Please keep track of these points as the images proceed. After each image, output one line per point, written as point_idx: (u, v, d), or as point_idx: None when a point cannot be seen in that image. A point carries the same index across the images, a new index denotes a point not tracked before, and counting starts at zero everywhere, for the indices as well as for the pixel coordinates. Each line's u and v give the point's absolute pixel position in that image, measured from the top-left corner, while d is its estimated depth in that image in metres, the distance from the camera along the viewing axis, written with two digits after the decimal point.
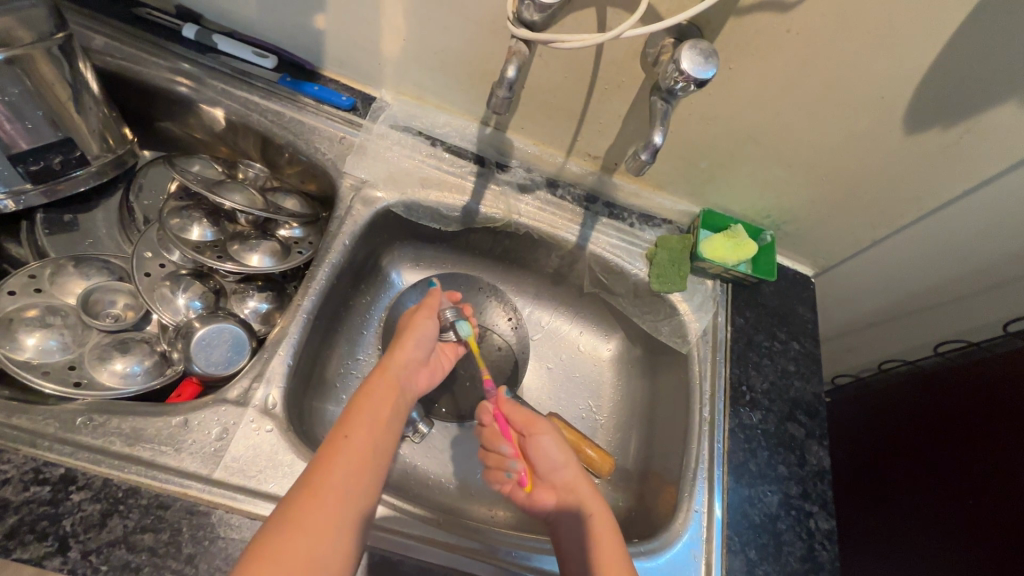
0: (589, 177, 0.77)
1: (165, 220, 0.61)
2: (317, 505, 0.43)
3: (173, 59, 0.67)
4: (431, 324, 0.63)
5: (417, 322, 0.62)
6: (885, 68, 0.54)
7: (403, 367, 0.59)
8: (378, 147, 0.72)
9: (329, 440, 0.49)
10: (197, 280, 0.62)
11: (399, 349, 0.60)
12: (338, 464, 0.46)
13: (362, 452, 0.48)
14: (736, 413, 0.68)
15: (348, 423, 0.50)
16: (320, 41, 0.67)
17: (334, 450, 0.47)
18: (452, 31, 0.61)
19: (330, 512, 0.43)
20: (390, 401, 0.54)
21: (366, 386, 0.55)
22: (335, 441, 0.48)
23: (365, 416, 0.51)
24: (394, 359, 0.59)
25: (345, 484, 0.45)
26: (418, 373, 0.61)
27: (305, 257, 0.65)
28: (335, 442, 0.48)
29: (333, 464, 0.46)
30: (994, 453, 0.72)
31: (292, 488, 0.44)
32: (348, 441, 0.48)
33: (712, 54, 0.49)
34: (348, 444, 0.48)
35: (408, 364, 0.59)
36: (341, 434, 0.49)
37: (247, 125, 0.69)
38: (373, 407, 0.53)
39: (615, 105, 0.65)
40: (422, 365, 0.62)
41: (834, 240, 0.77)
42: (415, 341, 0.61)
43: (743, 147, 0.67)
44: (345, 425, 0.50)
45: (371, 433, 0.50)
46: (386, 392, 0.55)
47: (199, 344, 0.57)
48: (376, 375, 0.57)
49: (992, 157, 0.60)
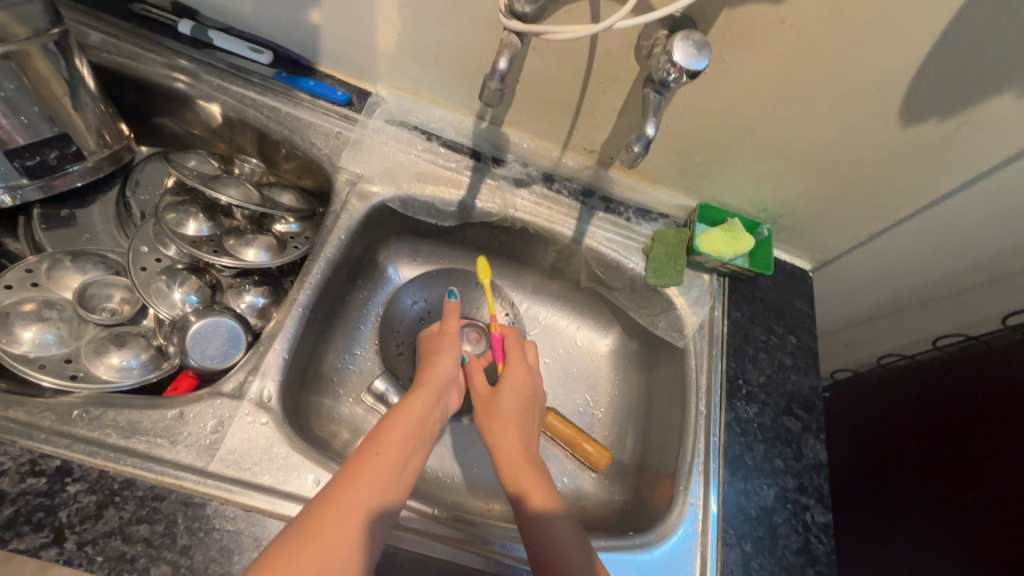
0: (585, 171, 0.77)
1: (161, 215, 0.61)
2: (337, 521, 0.42)
3: (170, 55, 0.68)
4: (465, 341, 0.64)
5: (455, 339, 0.63)
6: (881, 59, 0.54)
7: (443, 381, 0.59)
8: (374, 142, 0.72)
9: (359, 453, 0.48)
10: (193, 274, 0.62)
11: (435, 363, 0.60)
12: (366, 481, 0.46)
13: (390, 468, 0.47)
14: (732, 407, 0.68)
15: (380, 440, 0.49)
16: (316, 36, 0.68)
17: (361, 466, 0.47)
18: (447, 25, 0.61)
19: (348, 529, 0.42)
20: (424, 417, 0.54)
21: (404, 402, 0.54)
22: (365, 456, 0.48)
23: (399, 432, 0.51)
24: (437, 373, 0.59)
25: (369, 503, 0.45)
26: (453, 389, 0.61)
27: (301, 252, 0.65)
28: (365, 457, 0.47)
29: (359, 481, 0.45)
30: (991, 446, 0.72)
31: (315, 499, 0.44)
32: (377, 457, 0.48)
33: (705, 46, 0.49)
34: (377, 461, 0.47)
35: (444, 378, 0.59)
36: (372, 450, 0.48)
37: (244, 121, 0.69)
38: (410, 424, 0.52)
39: (610, 99, 0.65)
40: (455, 382, 0.62)
41: (831, 234, 0.77)
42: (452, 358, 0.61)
43: (739, 140, 0.66)
44: (377, 442, 0.49)
45: (402, 451, 0.49)
46: (421, 406, 0.54)
47: (195, 338, 0.57)
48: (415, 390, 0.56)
49: (989, 149, 0.60)
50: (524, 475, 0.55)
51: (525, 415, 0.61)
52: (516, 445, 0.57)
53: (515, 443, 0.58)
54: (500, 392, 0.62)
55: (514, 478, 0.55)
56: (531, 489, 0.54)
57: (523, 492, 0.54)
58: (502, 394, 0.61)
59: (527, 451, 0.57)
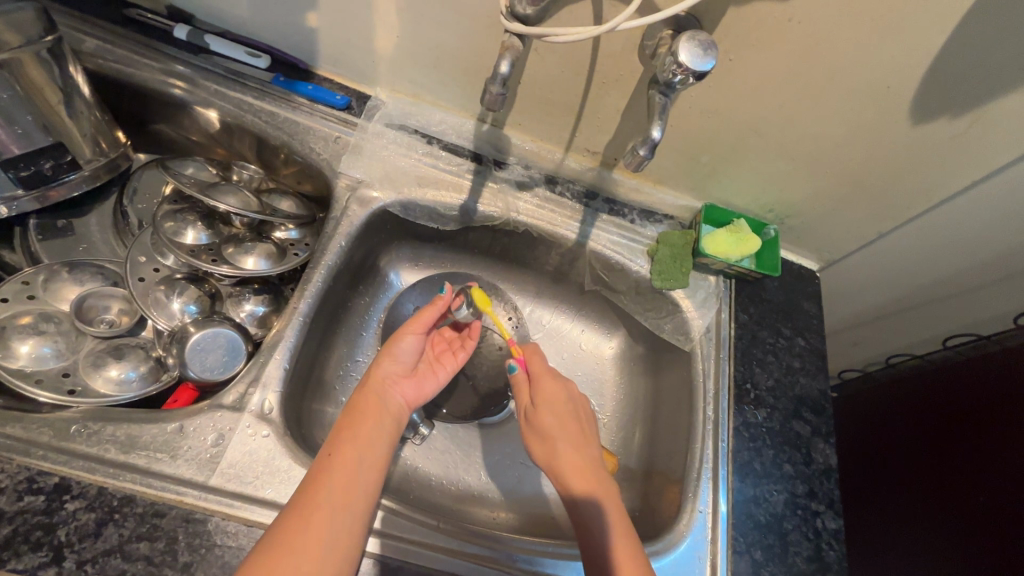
0: (588, 173, 0.75)
1: (159, 224, 0.61)
2: (304, 522, 0.43)
3: (166, 61, 0.67)
4: (414, 337, 0.61)
5: (399, 335, 0.61)
6: (892, 57, 0.53)
7: (385, 379, 0.58)
8: (374, 146, 0.70)
9: (317, 459, 0.48)
10: (192, 284, 0.61)
11: (381, 364, 0.59)
12: (324, 481, 0.46)
13: (351, 465, 0.48)
14: (740, 411, 0.67)
15: (333, 441, 0.49)
16: (314, 39, 0.67)
17: (321, 469, 0.47)
18: (447, 27, 0.60)
19: (317, 530, 0.43)
20: (374, 415, 0.53)
21: (352, 404, 0.54)
22: (321, 460, 0.48)
23: (353, 432, 0.50)
24: (376, 374, 0.58)
25: (332, 499, 0.45)
26: (404, 384, 0.59)
27: (302, 259, 0.65)
28: (321, 461, 0.48)
29: (321, 483, 0.46)
30: (1005, 450, 0.71)
31: (283, 511, 0.44)
32: (333, 459, 0.48)
33: (712, 46, 0.47)
34: (334, 461, 0.47)
35: (387, 378, 0.58)
36: (326, 453, 0.48)
37: (241, 126, 0.68)
38: (358, 422, 0.52)
39: (614, 100, 0.63)
40: (408, 379, 0.60)
41: (840, 234, 0.76)
42: (393, 354, 0.60)
43: (745, 140, 0.65)
44: (331, 444, 0.49)
45: (355, 448, 0.49)
46: (369, 405, 0.54)
47: (194, 348, 0.56)
48: (358, 392, 0.55)
49: (1002, 147, 0.58)
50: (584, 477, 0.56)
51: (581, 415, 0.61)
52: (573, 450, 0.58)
53: (573, 449, 0.58)
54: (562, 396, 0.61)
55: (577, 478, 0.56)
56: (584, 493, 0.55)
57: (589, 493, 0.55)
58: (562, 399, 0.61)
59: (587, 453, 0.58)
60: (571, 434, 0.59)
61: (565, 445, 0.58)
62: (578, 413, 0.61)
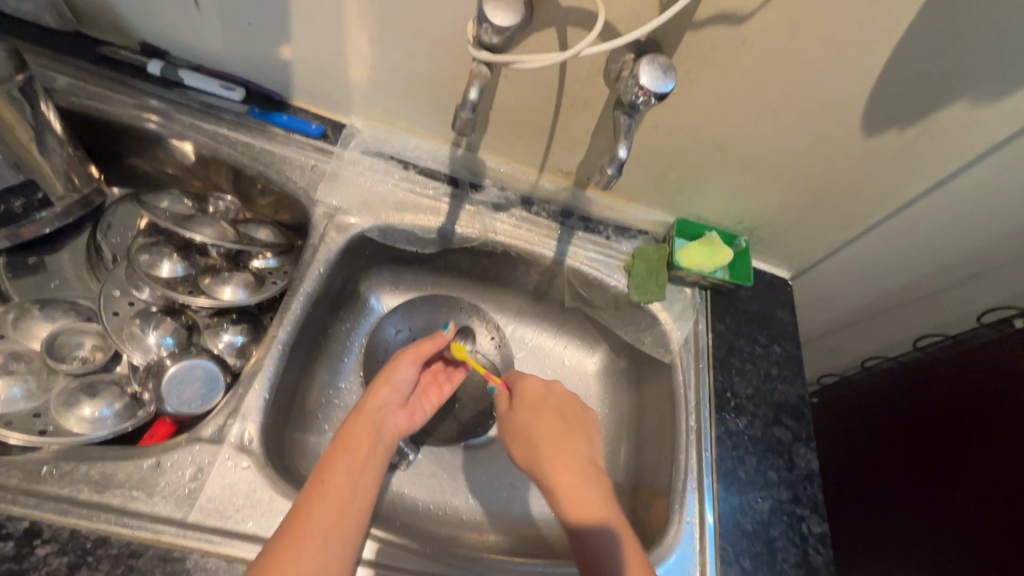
0: (562, 193, 0.77)
1: (134, 257, 0.60)
2: (294, 550, 0.43)
3: (140, 96, 0.67)
4: (412, 368, 0.61)
5: (398, 364, 0.61)
6: (842, 74, 0.56)
7: (379, 408, 0.57)
8: (351, 173, 0.71)
9: (307, 486, 0.48)
10: (169, 316, 0.60)
11: (377, 392, 0.58)
12: (316, 508, 0.46)
13: (341, 496, 0.48)
14: (721, 420, 0.68)
15: (325, 467, 0.50)
16: (289, 71, 0.68)
17: (311, 497, 0.47)
18: (419, 56, 0.62)
19: (308, 559, 0.43)
20: (366, 444, 0.53)
21: (343, 432, 0.54)
22: (312, 487, 0.48)
23: (342, 461, 0.50)
24: (371, 402, 0.57)
25: (322, 527, 0.45)
26: (398, 413, 0.59)
27: (280, 287, 0.64)
28: (313, 487, 0.48)
29: (311, 511, 0.46)
30: (982, 447, 0.73)
31: (273, 537, 0.45)
32: (325, 486, 0.48)
33: (671, 69, 0.50)
34: (327, 488, 0.48)
35: (383, 407, 0.58)
36: (319, 479, 0.49)
37: (217, 157, 0.69)
38: (349, 450, 0.52)
39: (584, 122, 0.66)
40: (401, 408, 0.60)
41: (806, 244, 0.79)
42: (394, 383, 0.60)
43: (711, 156, 0.68)
44: (322, 471, 0.50)
45: (347, 476, 0.49)
46: (361, 435, 0.54)
47: (171, 383, 0.56)
48: (351, 420, 0.55)
49: (949, 155, 0.62)
50: (576, 483, 0.55)
51: (572, 416, 0.61)
52: (571, 455, 0.57)
53: (570, 460, 0.57)
54: (546, 396, 0.62)
55: (575, 487, 0.55)
56: (576, 501, 0.54)
57: (579, 506, 0.54)
58: (549, 400, 0.62)
59: (581, 457, 0.58)
60: (559, 438, 0.59)
61: (562, 450, 0.57)
62: (564, 411, 0.61)
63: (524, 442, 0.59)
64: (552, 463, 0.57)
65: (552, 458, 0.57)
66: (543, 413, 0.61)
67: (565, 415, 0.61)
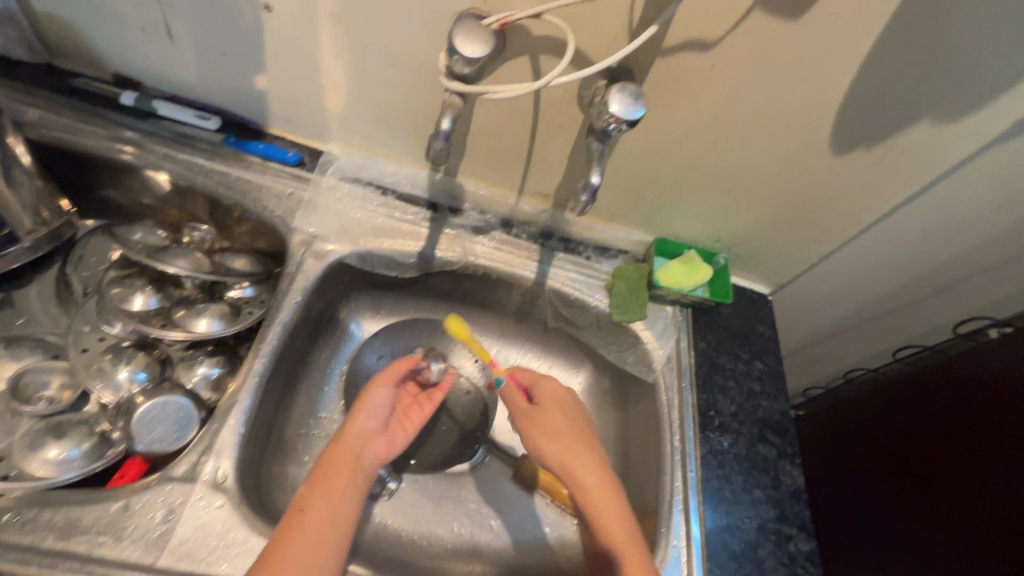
0: (542, 215, 0.78)
1: (104, 291, 0.59)
2: None
3: (114, 128, 0.67)
4: (384, 390, 0.61)
5: (372, 389, 0.61)
6: (808, 95, 0.57)
7: (357, 434, 0.57)
8: (329, 200, 0.71)
9: (286, 515, 0.48)
10: (141, 351, 0.59)
11: (354, 418, 0.58)
12: (295, 538, 0.46)
13: (320, 524, 0.48)
14: (706, 439, 0.68)
15: (304, 496, 0.50)
16: (264, 100, 0.68)
17: (291, 526, 0.47)
18: (394, 84, 0.63)
19: None
20: (346, 471, 0.53)
21: (322, 459, 0.54)
22: (291, 515, 0.48)
23: (321, 489, 0.51)
24: (350, 428, 0.57)
25: (302, 558, 0.45)
26: (379, 440, 0.59)
27: (256, 317, 0.63)
28: (291, 516, 0.48)
29: (289, 541, 0.46)
30: (964, 458, 0.73)
31: (251, 568, 0.44)
32: (304, 515, 0.48)
33: (641, 95, 0.50)
34: (306, 518, 0.48)
35: (362, 433, 0.58)
36: (298, 508, 0.49)
37: (193, 187, 0.68)
38: (329, 477, 0.52)
39: (560, 145, 0.66)
40: (382, 433, 0.59)
41: (783, 259, 0.80)
42: (368, 408, 0.59)
43: (685, 177, 0.69)
44: (301, 499, 0.49)
45: (326, 504, 0.49)
46: (340, 460, 0.53)
47: (142, 420, 0.54)
48: (330, 447, 0.55)
49: (915, 172, 0.63)
50: (601, 483, 0.57)
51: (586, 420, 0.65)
52: (594, 456, 0.59)
53: (593, 458, 0.59)
54: (567, 399, 0.65)
55: (601, 486, 0.57)
56: (602, 500, 0.56)
57: (604, 507, 0.56)
58: (569, 403, 0.65)
59: (602, 458, 0.60)
60: (582, 438, 0.61)
61: (586, 450, 0.60)
62: (580, 415, 0.64)
63: (551, 435, 0.60)
64: (580, 462, 0.58)
65: (580, 454, 0.59)
66: (566, 415, 0.63)
67: (584, 422, 0.64)
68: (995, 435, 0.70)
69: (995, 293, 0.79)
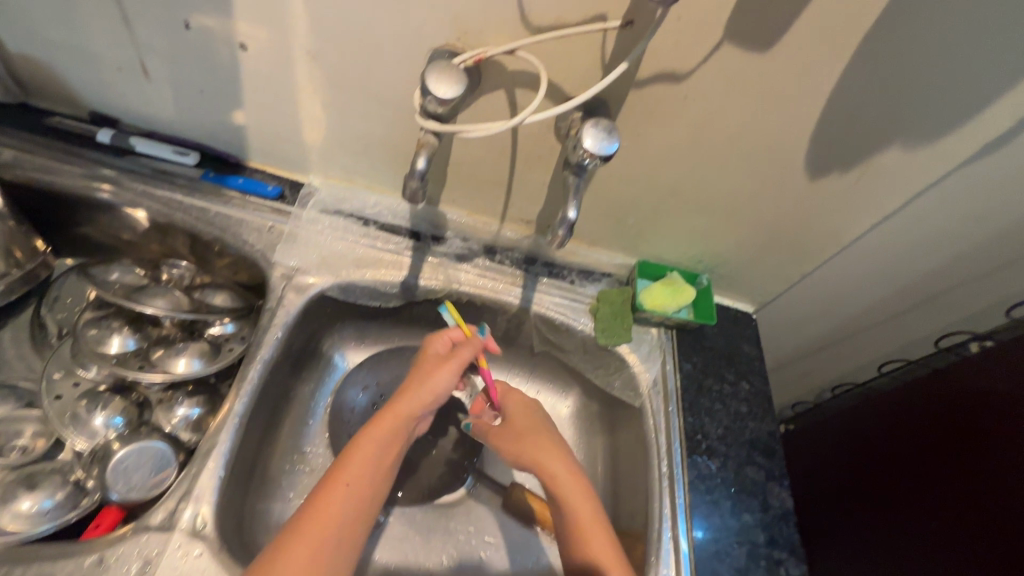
0: (525, 241, 0.78)
1: (81, 333, 0.59)
2: (304, 547, 0.48)
3: (90, 166, 0.66)
4: (449, 379, 0.62)
5: (439, 371, 0.62)
6: (781, 123, 0.58)
7: (413, 415, 0.60)
8: (309, 233, 0.71)
9: (326, 481, 0.52)
10: (118, 395, 0.58)
11: (415, 395, 0.61)
12: (332, 510, 0.50)
13: (356, 500, 0.52)
14: (694, 464, 0.68)
15: (349, 467, 0.53)
16: (243, 135, 0.68)
17: (330, 496, 0.51)
18: (372, 118, 0.63)
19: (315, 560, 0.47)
20: (393, 448, 0.57)
21: (374, 426, 0.57)
22: (334, 483, 0.52)
23: (368, 461, 0.54)
24: (409, 404, 0.60)
25: (334, 531, 0.49)
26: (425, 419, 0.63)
27: (237, 354, 0.63)
28: (334, 485, 0.52)
29: (326, 513, 0.50)
30: (950, 475, 0.74)
31: (285, 529, 0.49)
32: (345, 488, 0.52)
33: (614, 130, 0.51)
34: (344, 492, 0.52)
35: (417, 413, 0.60)
36: (341, 479, 0.52)
37: (172, 224, 0.67)
38: (376, 452, 0.55)
39: (540, 174, 0.67)
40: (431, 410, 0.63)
41: (766, 279, 0.80)
42: (432, 388, 0.61)
43: (665, 202, 0.69)
44: (345, 468, 0.53)
45: (368, 479, 0.54)
46: (391, 436, 0.57)
47: (117, 469, 0.53)
48: (386, 416, 0.58)
49: (889, 193, 0.64)
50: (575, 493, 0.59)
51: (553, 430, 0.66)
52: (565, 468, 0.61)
53: (565, 469, 0.61)
54: (533, 413, 0.66)
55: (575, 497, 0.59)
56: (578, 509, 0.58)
57: (582, 517, 0.58)
58: (535, 415, 0.66)
59: (575, 470, 0.61)
60: (553, 450, 0.62)
61: (556, 463, 0.61)
62: (548, 426, 0.66)
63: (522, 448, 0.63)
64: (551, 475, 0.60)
65: (552, 468, 0.61)
66: (534, 428, 0.64)
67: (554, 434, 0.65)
68: (987, 451, 0.69)
69: (973, 306, 0.80)
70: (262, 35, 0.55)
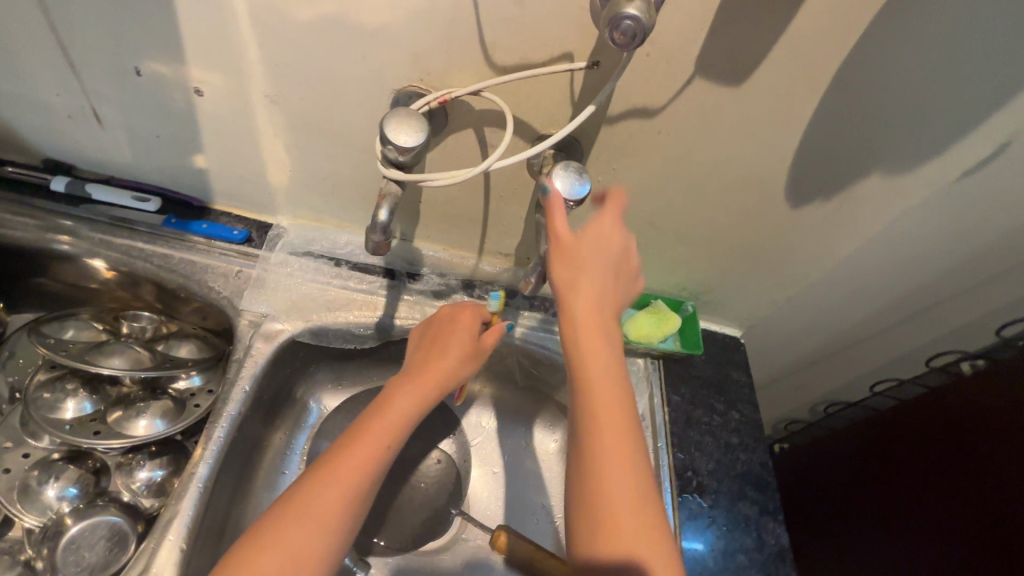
0: (504, 273, 0.75)
1: (32, 399, 0.56)
2: (323, 493, 0.47)
3: (42, 216, 0.63)
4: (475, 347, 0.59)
5: (479, 342, 0.60)
6: (757, 154, 0.57)
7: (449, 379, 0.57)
8: (278, 277, 0.68)
9: (359, 427, 0.52)
10: (71, 463, 0.56)
11: (451, 360, 0.57)
12: (359, 458, 0.49)
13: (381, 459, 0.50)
14: (684, 502, 0.66)
15: (384, 417, 0.52)
16: (206, 178, 0.65)
17: (363, 444, 0.50)
18: (339, 159, 0.61)
19: (332, 508, 0.46)
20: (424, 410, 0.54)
21: (417, 378, 0.55)
22: (365, 430, 0.51)
23: (400, 419, 0.52)
24: (448, 366, 0.57)
25: (359, 482, 0.48)
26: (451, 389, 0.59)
27: (202, 411, 0.59)
28: (366, 432, 0.51)
29: (351, 462, 0.49)
30: (970, 504, 0.74)
31: (312, 470, 0.48)
32: (378, 441, 0.50)
33: (584, 171, 0.49)
34: (373, 446, 0.50)
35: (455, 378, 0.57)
36: (383, 432, 0.51)
37: (134, 273, 0.65)
38: (407, 411, 0.53)
39: (515, 208, 0.65)
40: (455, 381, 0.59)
41: (752, 303, 0.79)
42: (471, 355, 0.58)
43: (644, 232, 0.67)
44: (381, 418, 0.52)
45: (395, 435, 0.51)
46: (428, 397, 0.55)
47: (69, 547, 0.52)
48: (428, 371, 0.56)
49: (870, 219, 0.63)
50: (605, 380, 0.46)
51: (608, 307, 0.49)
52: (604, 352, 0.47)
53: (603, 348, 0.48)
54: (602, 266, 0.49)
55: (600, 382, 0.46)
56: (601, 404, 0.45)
57: (599, 419, 0.45)
58: (600, 272, 0.49)
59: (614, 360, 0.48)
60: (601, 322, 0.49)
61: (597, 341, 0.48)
62: (606, 302, 0.49)
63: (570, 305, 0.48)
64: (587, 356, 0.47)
65: (588, 331, 0.47)
66: (591, 292, 0.48)
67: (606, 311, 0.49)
68: (1005, 477, 0.70)
69: (962, 324, 0.79)
70: (218, 81, 0.53)
